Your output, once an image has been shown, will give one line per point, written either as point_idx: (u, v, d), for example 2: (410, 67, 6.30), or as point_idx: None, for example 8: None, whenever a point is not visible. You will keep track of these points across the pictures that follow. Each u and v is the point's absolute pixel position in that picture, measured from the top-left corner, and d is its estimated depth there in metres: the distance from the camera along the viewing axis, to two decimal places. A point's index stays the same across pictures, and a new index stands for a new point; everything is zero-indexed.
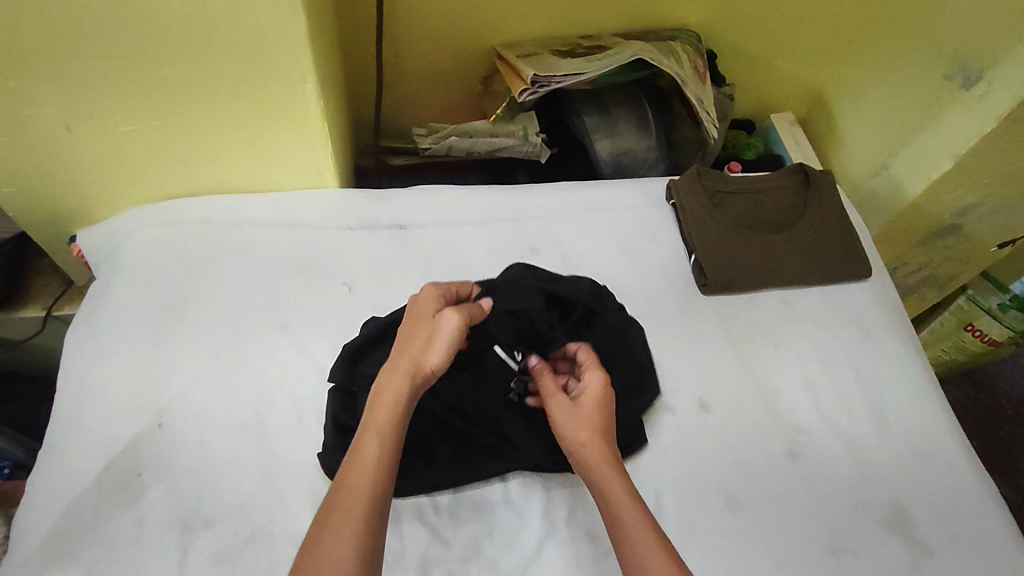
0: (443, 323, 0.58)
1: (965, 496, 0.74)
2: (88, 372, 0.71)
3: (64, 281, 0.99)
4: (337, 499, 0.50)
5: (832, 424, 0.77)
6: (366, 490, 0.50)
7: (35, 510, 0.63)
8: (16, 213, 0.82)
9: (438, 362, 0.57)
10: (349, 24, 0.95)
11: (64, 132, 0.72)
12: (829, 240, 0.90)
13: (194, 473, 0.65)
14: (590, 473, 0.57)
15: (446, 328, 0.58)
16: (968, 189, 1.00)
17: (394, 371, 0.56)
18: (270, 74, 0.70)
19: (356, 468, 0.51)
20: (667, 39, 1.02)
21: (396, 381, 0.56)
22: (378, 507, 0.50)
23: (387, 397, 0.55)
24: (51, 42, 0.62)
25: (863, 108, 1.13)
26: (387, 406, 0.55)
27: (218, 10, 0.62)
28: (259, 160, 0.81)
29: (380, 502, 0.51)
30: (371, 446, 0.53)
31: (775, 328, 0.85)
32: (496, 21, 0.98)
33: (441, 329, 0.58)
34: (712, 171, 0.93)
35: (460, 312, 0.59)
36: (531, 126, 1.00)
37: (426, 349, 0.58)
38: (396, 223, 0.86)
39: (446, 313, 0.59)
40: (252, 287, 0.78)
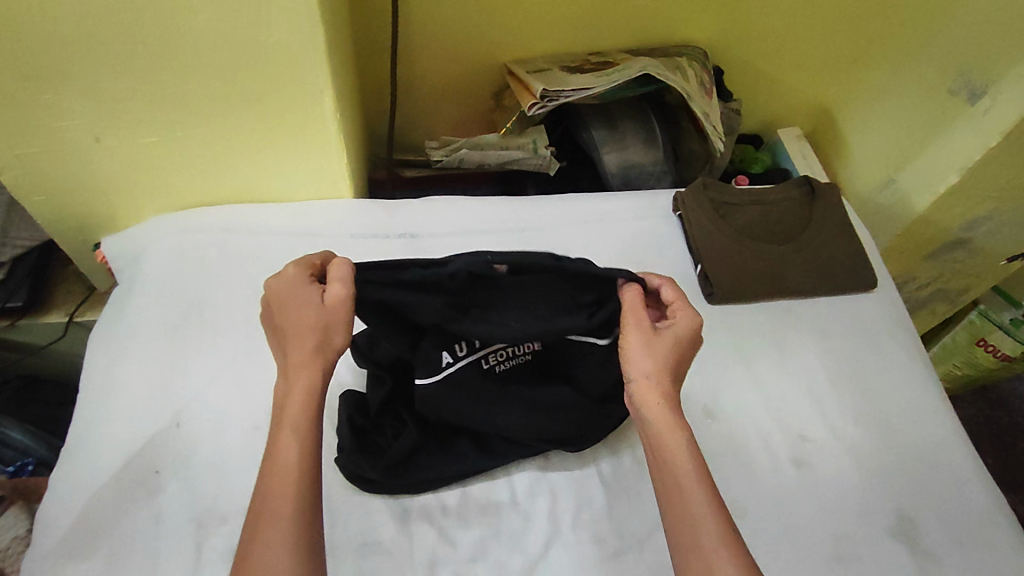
0: (327, 300, 0.56)
1: (972, 506, 0.74)
2: (109, 373, 0.73)
3: (87, 287, 1.02)
4: (267, 505, 0.49)
5: (837, 433, 0.78)
6: (300, 487, 0.50)
7: (57, 504, 0.65)
8: (45, 222, 0.86)
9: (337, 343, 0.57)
10: (365, 41, 0.98)
11: (93, 143, 0.75)
12: (834, 251, 0.91)
13: (210, 472, 0.67)
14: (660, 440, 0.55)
15: (333, 305, 0.56)
16: (974, 205, 1.01)
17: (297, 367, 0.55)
18: (288, 88, 0.73)
19: (280, 473, 0.51)
20: (674, 55, 1.04)
21: (303, 376, 0.55)
22: (309, 495, 0.50)
23: (296, 395, 0.54)
24: (85, 57, 0.66)
25: (869, 123, 1.14)
26: (299, 401, 0.54)
27: (242, 28, 0.65)
28: (276, 171, 0.84)
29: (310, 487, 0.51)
30: (292, 448, 0.52)
31: (781, 337, 0.85)
32: (507, 38, 1.01)
33: (327, 308, 0.56)
34: (719, 184, 0.95)
35: (338, 281, 0.56)
36: (541, 140, 1.02)
37: (323, 333, 0.56)
38: (408, 232, 0.88)
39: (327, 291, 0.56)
40: (268, 292, 0.80)
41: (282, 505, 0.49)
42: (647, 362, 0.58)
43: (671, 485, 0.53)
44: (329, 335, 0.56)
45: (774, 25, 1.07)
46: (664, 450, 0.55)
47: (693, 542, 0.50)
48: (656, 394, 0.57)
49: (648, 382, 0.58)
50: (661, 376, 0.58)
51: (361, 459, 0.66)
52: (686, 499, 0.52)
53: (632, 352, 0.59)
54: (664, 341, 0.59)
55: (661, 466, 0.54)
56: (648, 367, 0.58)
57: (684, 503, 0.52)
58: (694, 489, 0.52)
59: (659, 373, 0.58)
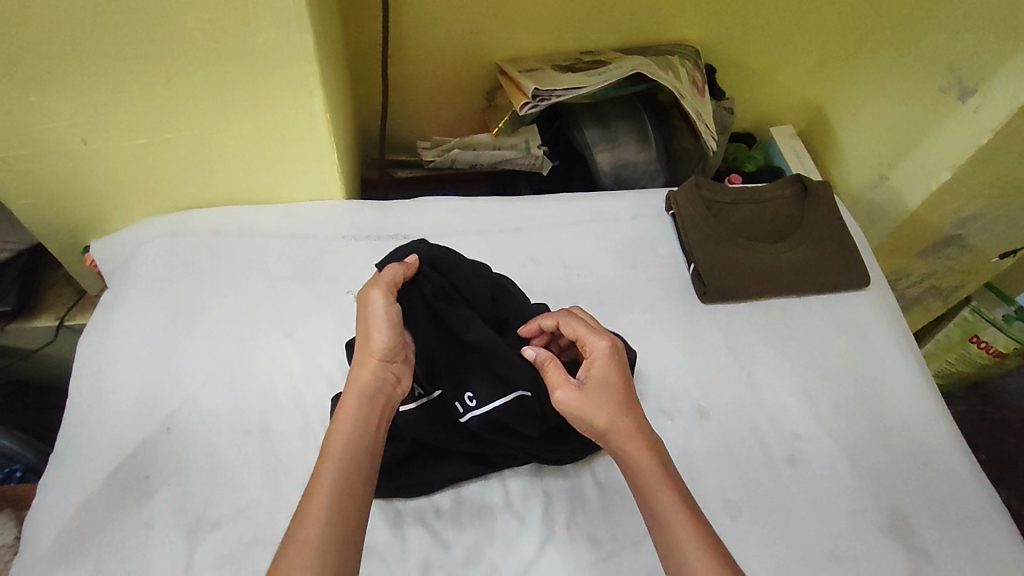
0: (370, 301, 0.61)
1: (965, 502, 0.74)
2: (99, 378, 0.72)
3: (78, 291, 1.01)
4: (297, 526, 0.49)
5: (830, 431, 0.78)
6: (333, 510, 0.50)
7: (47, 509, 0.64)
8: (32, 225, 0.85)
9: (382, 343, 0.60)
10: (356, 41, 0.98)
11: (81, 145, 0.75)
12: (826, 250, 0.91)
13: (201, 476, 0.67)
14: (647, 497, 0.55)
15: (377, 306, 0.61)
16: (965, 201, 1.01)
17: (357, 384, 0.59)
18: (278, 89, 0.72)
19: (315, 494, 0.51)
20: (667, 54, 1.04)
21: (354, 392, 0.58)
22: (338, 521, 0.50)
23: (351, 412, 0.57)
24: (73, 59, 0.65)
25: (860, 121, 1.15)
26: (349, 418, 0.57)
27: (230, 28, 0.65)
28: (266, 174, 0.84)
29: (360, 480, 0.53)
30: (329, 467, 0.53)
31: (774, 335, 0.85)
32: (499, 38, 1.01)
33: (374, 311, 0.61)
34: (712, 183, 0.95)
35: (381, 284, 0.61)
36: (533, 139, 1.02)
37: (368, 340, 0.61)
38: (400, 233, 0.87)
39: (368, 294, 0.61)
40: (260, 294, 0.80)
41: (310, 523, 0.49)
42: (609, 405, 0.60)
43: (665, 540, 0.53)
44: (380, 342, 0.60)
45: (766, 23, 1.07)
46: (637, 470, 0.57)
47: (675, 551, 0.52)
48: (626, 437, 0.59)
49: (613, 432, 0.59)
50: (623, 425, 0.59)
51: None
52: (663, 515, 0.54)
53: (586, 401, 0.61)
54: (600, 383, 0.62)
55: (654, 523, 0.54)
56: (603, 422, 0.59)
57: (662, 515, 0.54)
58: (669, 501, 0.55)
59: (617, 417, 0.59)
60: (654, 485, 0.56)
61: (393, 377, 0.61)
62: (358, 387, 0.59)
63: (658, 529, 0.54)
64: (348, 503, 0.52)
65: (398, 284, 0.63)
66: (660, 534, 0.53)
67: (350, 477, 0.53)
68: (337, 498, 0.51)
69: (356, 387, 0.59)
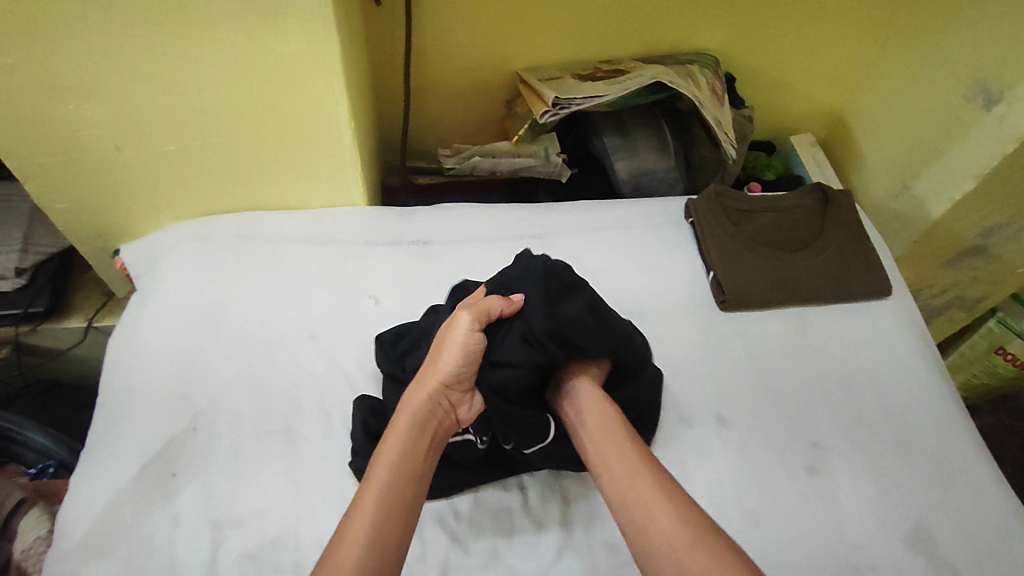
0: (454, 328, 0.65)
1: (990, 515, 0.73)
2: (129, 377, 0.74)
3: (106, 293, 1.04)
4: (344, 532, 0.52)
5: (852, 441, 0.77)
6: (379, 521, 0.53)
7: (79, 504, 0.66)
8: (67, 229, 0.88)
9: (448, 371, 0.63)
10: (379, 51, 1.00)
11: (114, 151, 0.77)
12: (847, 259, 0.90)
13: (225, 474, 0.68)
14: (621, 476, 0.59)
15: (456, 334, 0.65)
16: (991, 211, 1.00)
17: (415, 404, 0.62)
18: (304, 96, 0.74)
19: (362, 504, 0.54)
20: (686, 62, 1.05)
21: (407, 411, 0.61)
22: (383, 533, 0.53)
23: (406, 429, 0.60)
24: (110, 68, 0.67)
25: (882, 130, 1.14)
26: (400, 435, 0.59)
27: (260, 38, 0.67)
28: (291, 180, 0.86)
29: (405, 498, 0.56)
30: (376, 481, 0.56)
31: (794, 343, 0.85)
32: (520, 48, 1.03)
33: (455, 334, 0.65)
34: (731, 191, 0.95)
35: (469, 310, 0.65)
36: (552, 147, 1.04)
37: (436, 362, 0.64)
38: (420, 239, 0.89)
39: (456, 316, 0.66)
40: (284, 297, 0.82)
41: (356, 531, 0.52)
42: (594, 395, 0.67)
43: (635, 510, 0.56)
44: (449, 364, 0.64)
45: (787, 33, 1.07)
46: (605, 446, 0.62)
47: (640, 509, 0.56)
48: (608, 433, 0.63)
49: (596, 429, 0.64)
50: (605, 423, 0.64)
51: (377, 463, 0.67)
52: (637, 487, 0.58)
53: (580, 390, 0.67)
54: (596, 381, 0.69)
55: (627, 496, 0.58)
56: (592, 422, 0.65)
57: (630, 480, 0.58)
58: (637, 468, 0.59)
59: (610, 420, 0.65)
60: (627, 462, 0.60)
61: (447, 406, 0.64)
62: (412, 407, 0.62)
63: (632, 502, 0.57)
64: (387, 520, 0.54)
65: (489, 316, 0.66)
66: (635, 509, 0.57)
67: (395, 493, 0.55)
68: (380, 517, 0.53)
69: (410, 409, 0.62)
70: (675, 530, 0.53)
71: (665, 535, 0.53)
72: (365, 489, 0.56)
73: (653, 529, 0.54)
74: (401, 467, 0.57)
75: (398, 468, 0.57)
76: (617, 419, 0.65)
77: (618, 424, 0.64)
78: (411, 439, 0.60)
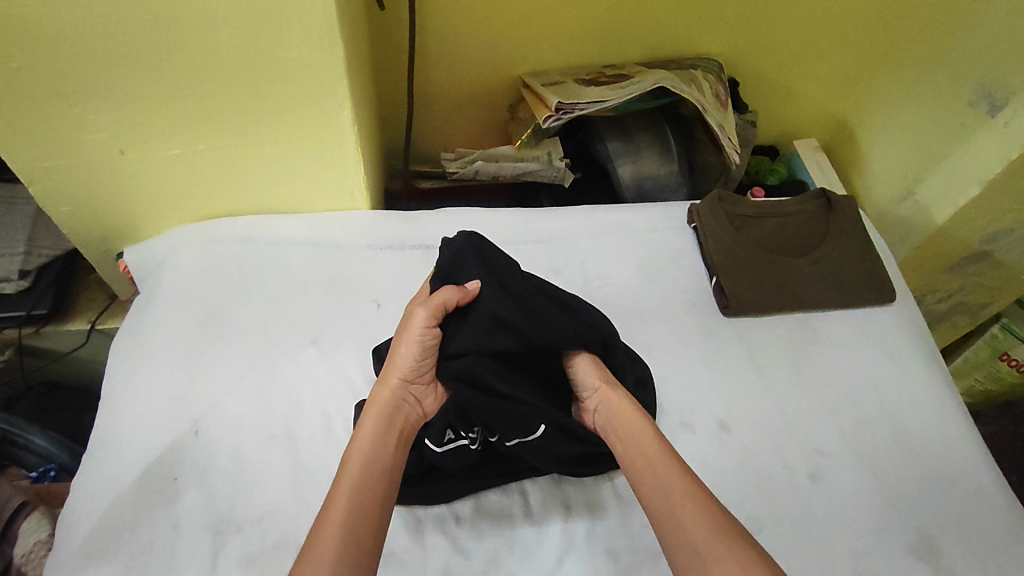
0: (410, 321, 0.63)
1: (994, 523, 0.72)
2: (130, 380, 0.74)
3: (108, 295, 1.04)
4: (315, 536, 0.51)
5: (855, 448, 0.77)
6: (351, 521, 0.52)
7: (80, 508, 0.66)
8: (70, 231, 0.88)
9: (408, 365, 0.62)
10: (383, 55, 1.00)
11: (118, 155, 0.77)
12: (851, 265, 0.90)
13: (226, 479, 0.68)
14: (642, 463, 0.59)
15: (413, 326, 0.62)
16: (996, 216, 0.99)
17: (378, 401, 0.61)
18: (308, 100, 0.74)
19: (333, 507, 0.52)
20: (689, 68, 1.05)
21: (372, 411, 0.60)
22: (355, 533, 0.51)
23: (371, 427, 0.59)
24: (114, 72, 0.68)
25: (887, 135, 1.13)
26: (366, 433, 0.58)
27: (264, 43, 0.67)
28: (294, 185, 0.86)
29: (376, 495, 0.54)
30: (345, 482, 0.54)
31: (797, 350, 0.85)
32: (523, 53, 1.03)
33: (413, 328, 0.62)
34: (734, 197, 0.95)
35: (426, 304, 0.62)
36: (556, 152, 1.04)
37: (394, 358, 0.63)
38: (423, 243, 0.89)
39: (413, 310, 0.62)
40: (286, 301, 0.82)
41: (328, 534, 0.50)
42: (618, 395, 0.66)
43: (657, 494, 0.56)
44: (409, 359, 0.62)
45: (791, 38, 1.07)
46: (637, 449, 0.61)
47: (673, 516, 0.54)
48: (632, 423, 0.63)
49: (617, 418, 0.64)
50: (626, 412, 0.64)
51: None
52: (660, 472, 0.58)
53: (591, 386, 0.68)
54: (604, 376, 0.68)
55: (649, 481, 0.58)
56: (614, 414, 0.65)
57: (663, 485, 0.57)
58: (670, 473, 0.57)
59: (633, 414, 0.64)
60: (651, 450, 0.60)
61: (411, 400, 0.63)
62: (377, 405, 0.61)
63: (653, 490, 0.57)
64: (363, 516, 0.52)
65: (446, 308, 0.63)
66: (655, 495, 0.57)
67: (365, 492, 0.54)
68: (353, 517, 0.52)
69: (374, 407, 0.61)
70: (708, 540, 0.52)
71: (698, 544, 0.52)
72: (336, 486, 0.54)
73: (686, 535, 0.53)
74: (371, 463, 0.56)
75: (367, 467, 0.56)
76: (637, 410, 0.64)
77: (637, 413, 0.64)
78: (377, 437, 0.58)
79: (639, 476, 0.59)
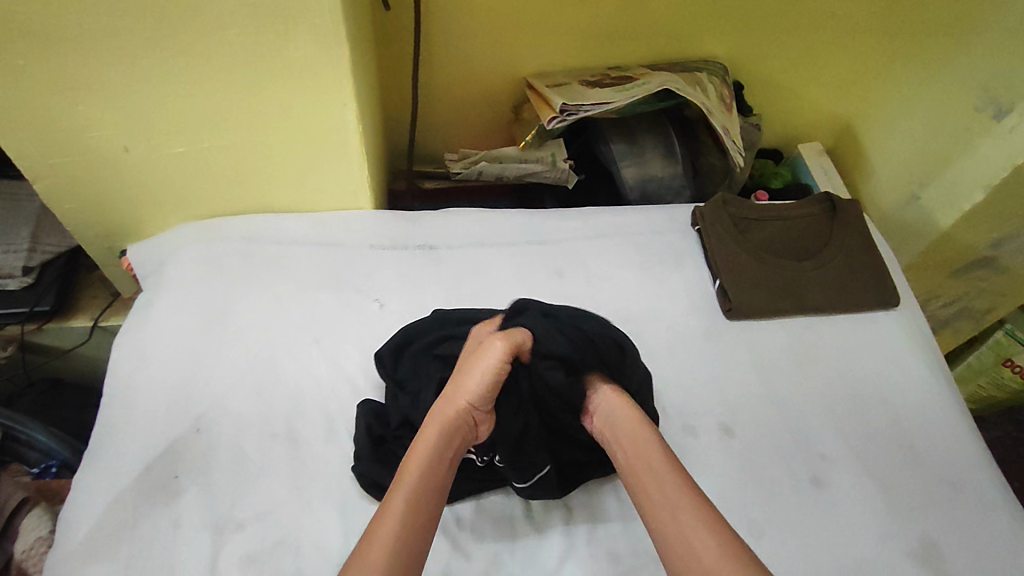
0: (488, 349, 0.62)
1: (999, 529, 0.72)
2: (132, 378, 0.74)
3: (112, 293, 1.04)
4: (364, 545, 0.51)
5: (858, 453, 0.76)
6: (405, 534, 0.51)
7: (79, 506, 0.66)
8: (73, 228, 0.88)
9: (478, 393, 0.61)
10: (388, 54, 1.00)
11: (122, 152, 0.77)
12: (856, 270, 0.90)
13: (228, 478, 0.68)
14: (644, 480, 0.57)
15: (493, 356, 0.62)
16: (1001, 223, 0.99)
17: (442, 415, 0.61)
18: (312, 99, 0.74)
19: (386, 517, 0.52)
20: (694, 70, 1.04)
21: (435, 424, 0.60)
22: (405, 546, 0.51)
23: (434, 439, 0.59)
24: (119, 69, 0.68)
25: (892, 140, 1.13)
26: (428, 446, 0.58)
27: (268, 41, 0.67)
28: (298, 184, 0.86)
29: (428, 510, 0.54)
30: (402, 494, 0.54)
31: (800, 354, 0.84)
32: (527, 54, 1.03)
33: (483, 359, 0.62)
34: (739, 199, 0.94)
35: (507, 338, 0.63)
36: (559, 153, 1.03)
37: (465, 380, 0.62)
38: (426, 243, 0.89)
39: (489, 343, 0.63)
40: (289, 300, 0.82)
41: (379, 544, 0.50)
42: (629, 406, 0.63)
43: (662, 516, 0.54)
44: (483, 384, 0.61)
45: (797, 41, 1.07)
46: (643, 466, 0.58)
47: (682, 541, 0.52)
48: (635, 439, 0.60)
49: (621, 433, 0.62)
50: (630, 424, 0.62)
51: (381, 469, 0.67)
52: (663, 491, 0.55)
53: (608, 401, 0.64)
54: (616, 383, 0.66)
55: (653, 503, 0.55)
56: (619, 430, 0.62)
57: (670, 508, 0.54)
58: (676, 493, 0.55)
59: (638, 426, 0.61)
60: (653, 463, 0.58)
61: (474, 421, 0.62)
62: (441, 419, 0.60)
63: (655, 511, 0.55)
64: (414, 530, 0.52)
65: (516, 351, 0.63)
66: (658, 515, 0.54)
67: (418, 505, 0.54)
68: (407, 530, 0.52)
69: (441, 420, 0.60)
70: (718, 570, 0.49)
71: (708, 570, 0.49)
72: (392, 496, 0.54)
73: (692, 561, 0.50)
74: (428, 480, 0.56)
75: (422, 480, 0.55)
76: (645, 424, 0.61)
77: (645, 427, 0.61)
78: (439, 451, 0.58)
79: (645, 497, 0.56)
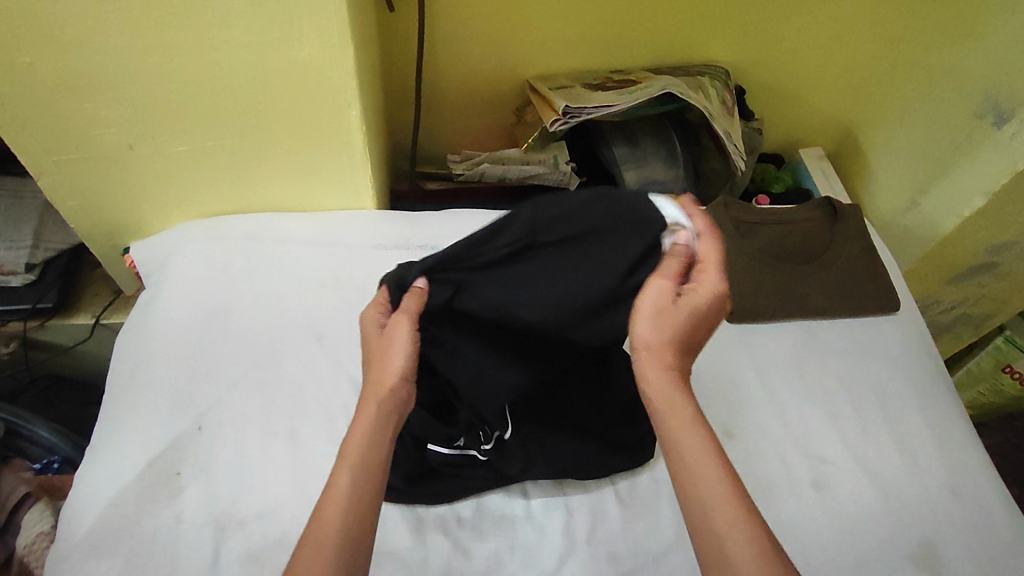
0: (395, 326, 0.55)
1: (998, 533, 0.72)
2: (135, 374, 0.74)
3: (114, 291, 1.04)
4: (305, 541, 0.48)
5: (857, 456, 0.77)
6: (346, 528, 0.48)
7: (81, 501, 0.66)
8: (78, 225, 0.88)
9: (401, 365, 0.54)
10: (392, 55, 1.00)
11: (127, 150, 0.78)
12: (855, 275, 0.91)
13: (229, 474, 0.68)
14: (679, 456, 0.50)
15: (399, 331, 0.54)
16: (1001, 228, 0.99)
17: (373, 394, 0.54)
18: (316, 98, 0.74)
19: (327, 512, 0.49)
20: (696, 74, 1.05)
21: (368, 404, 0.54)
22: (350, 541, 0.48)
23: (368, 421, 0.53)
24: (126, 67, 0.68)
25: (893, 146, 1.13)
26: (359, 432, 0.52)
27: (274, 41, 0.67)
28: (301, 183, 0.86)
29: (370, 493, 0.50)
30: (341, 483, 0.50)
31: (800, 357, 0.85)
32: (531, 57, 1.03)
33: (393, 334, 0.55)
34: (740, 204, 0.95)
35: (407, 312, 0.54)
36: (562, 155, 1.03)
37: (383, 355, 0.55)
38: (428, 244, 0.89)
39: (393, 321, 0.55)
40: (291, 299, 0.82)
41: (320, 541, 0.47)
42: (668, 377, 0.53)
43: (698, 506, 0.48)
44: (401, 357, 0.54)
45: (799, 46, 1.07)
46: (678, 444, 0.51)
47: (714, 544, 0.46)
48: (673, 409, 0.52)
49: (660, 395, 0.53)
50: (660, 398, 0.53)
51: None
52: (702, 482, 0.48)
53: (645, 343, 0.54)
54: (680, 311, 0.54)
55: (686, 485, 0.49)
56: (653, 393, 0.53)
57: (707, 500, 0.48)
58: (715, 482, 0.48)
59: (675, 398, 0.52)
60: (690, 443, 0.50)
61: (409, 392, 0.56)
62: (373, 399, 0.54)
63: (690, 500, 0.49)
64: (356, 520, 0.48)
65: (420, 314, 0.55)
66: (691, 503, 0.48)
67: (361, 493, 0.50)
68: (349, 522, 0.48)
69: (372, 402, 0.54)
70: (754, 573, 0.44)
71: None
72: (330, 486, 0.50)
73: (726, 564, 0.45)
74: (368, 463, 0.51)
75: (359, 468, 0.50)
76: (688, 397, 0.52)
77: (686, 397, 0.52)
78: (377, 431, 0.53)
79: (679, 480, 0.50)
